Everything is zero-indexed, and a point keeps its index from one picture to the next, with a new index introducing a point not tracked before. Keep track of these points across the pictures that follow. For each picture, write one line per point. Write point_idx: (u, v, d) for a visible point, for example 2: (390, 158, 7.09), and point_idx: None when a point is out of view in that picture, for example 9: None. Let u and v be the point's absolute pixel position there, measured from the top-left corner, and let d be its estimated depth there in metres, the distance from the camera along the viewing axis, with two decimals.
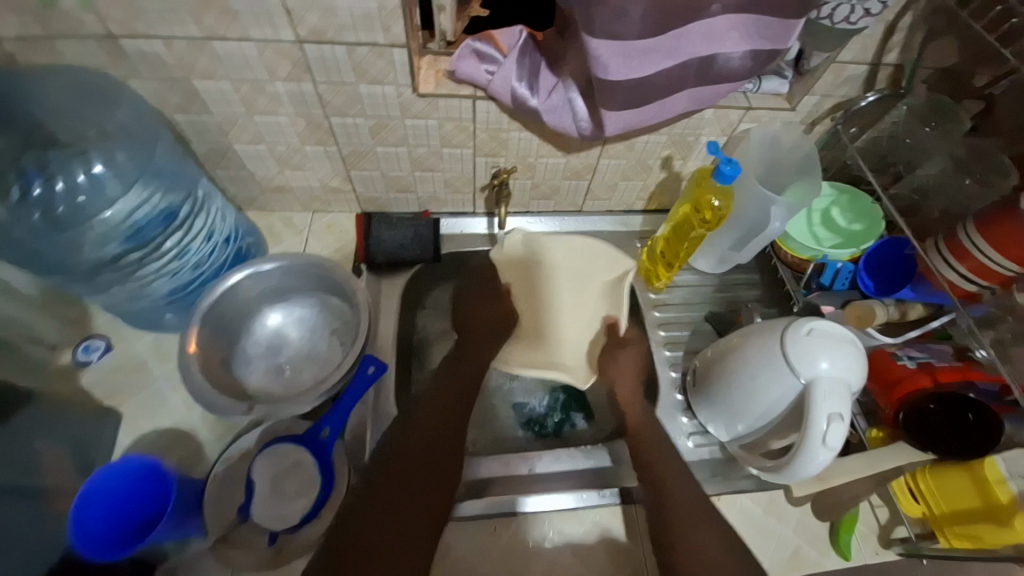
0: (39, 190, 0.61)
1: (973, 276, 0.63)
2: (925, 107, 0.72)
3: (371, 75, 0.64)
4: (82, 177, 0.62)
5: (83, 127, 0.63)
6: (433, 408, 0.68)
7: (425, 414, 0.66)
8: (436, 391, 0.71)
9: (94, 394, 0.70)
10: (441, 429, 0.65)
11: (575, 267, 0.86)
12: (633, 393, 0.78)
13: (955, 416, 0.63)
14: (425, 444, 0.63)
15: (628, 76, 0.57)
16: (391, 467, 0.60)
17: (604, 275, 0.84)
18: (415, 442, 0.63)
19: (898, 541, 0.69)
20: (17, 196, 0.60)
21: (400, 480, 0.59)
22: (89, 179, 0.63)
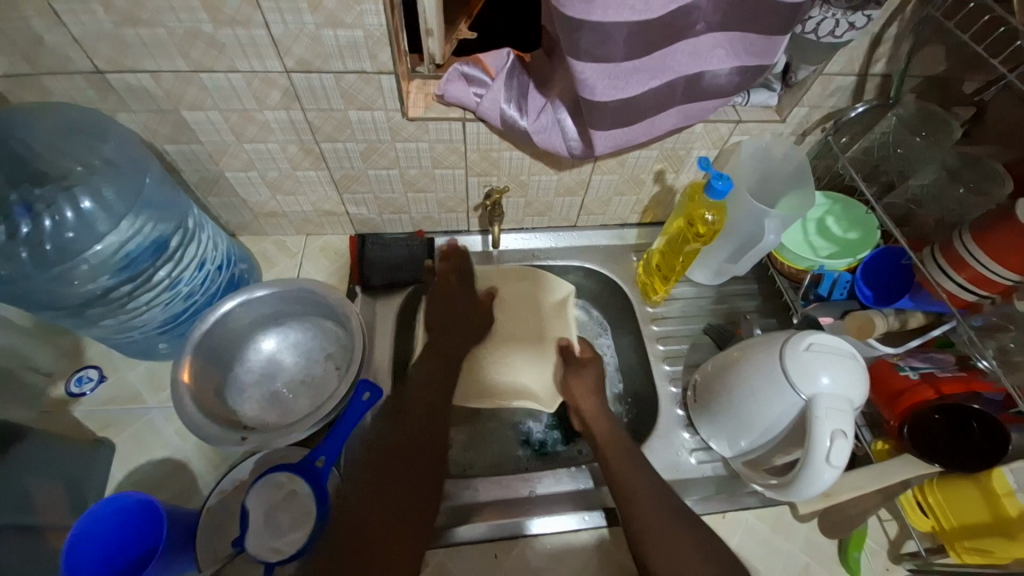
0: (27, 229, 0.59)
1: (972, 286, 0.62)
2: (915, 117, 0.72)
3: (360, 101, 0.64)
4: (70, 214, 0.61)
5: (70, 162, 0.62)
6: (416, 416, 0.71)
7: (406, 422, 0.70)
8: (418, 396, 0.74)
9: (88, 426, 0.69)
10: (422, 437, 0.69)
11: (520, 290, 0.87)
12: (597, 407, 0.74)
13: (959, 427, 0.62)
14: (407, 451, 0.67)
15: (614, 97, 0.58)
16: (377, 474, 0.64)
17: (545, 298, 0.86)
18: (398, 449, 0.67)
19: (908, 556, 0.67)
20: (6, 235, 0.58)
21: (388, 482, 0.64)
22: (78, 215, 0.61)
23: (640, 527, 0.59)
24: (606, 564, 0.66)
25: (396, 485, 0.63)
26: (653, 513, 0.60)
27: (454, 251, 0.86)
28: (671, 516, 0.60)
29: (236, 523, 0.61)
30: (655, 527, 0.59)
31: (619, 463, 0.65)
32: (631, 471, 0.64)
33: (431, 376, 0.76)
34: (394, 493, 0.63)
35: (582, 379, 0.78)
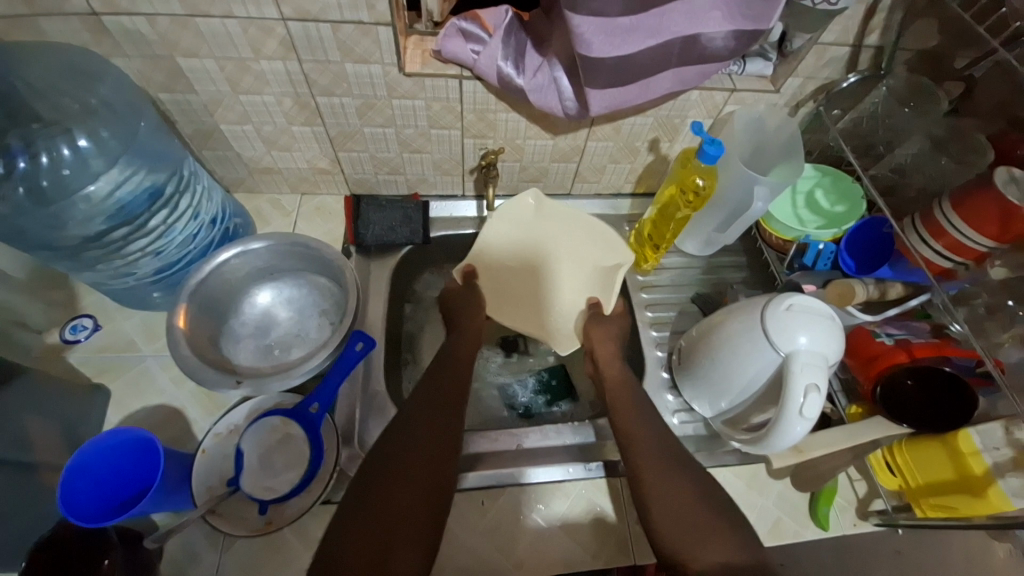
0: (24, 164, 0.59)
1: (949, 253, 0.65)
2: (905, 89, 0.73)
3: (357, 54, 0.64)
4: (67, 151, 0.61)
5: (67, 101, 0.61)
6: (432, 433, 0.62)
7: (418, 436, 0.61)
8: (437, 414, 0.65)
9: (84, 373, 0.70)
10: (450, 423, 0.64)
11: (582, 246, 0.86)
12: (601, 346, 0.78)
13: (931, 390, 0.65)
14: (418, 478, 0.56)
15: (610, 54, 0.58)
16: (398, 470, 0.56)
17: (598, 255, 0.84)
18: (400, 474, 0.56)
19: (876, 513, 0.70)
20: (2, 171, 0.58)
21: (419, 438, 0.61)
22: (75, 152, 0.61)
23: (647, 474, 0.61)
24: (588, 513, 0.69)
25: (419, 476, 0.57)
26: (659, 469, 0.61)
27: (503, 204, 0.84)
28: (681, 477, 0.61)
29: (232, 464, 0.62)
30: (630, 418, 0.68)
31: (625, 429, 0.67)
32: (628, 408, 0.69)
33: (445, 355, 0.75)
34: (388, 531, 0.51)
35: (603, 329, 0.79)
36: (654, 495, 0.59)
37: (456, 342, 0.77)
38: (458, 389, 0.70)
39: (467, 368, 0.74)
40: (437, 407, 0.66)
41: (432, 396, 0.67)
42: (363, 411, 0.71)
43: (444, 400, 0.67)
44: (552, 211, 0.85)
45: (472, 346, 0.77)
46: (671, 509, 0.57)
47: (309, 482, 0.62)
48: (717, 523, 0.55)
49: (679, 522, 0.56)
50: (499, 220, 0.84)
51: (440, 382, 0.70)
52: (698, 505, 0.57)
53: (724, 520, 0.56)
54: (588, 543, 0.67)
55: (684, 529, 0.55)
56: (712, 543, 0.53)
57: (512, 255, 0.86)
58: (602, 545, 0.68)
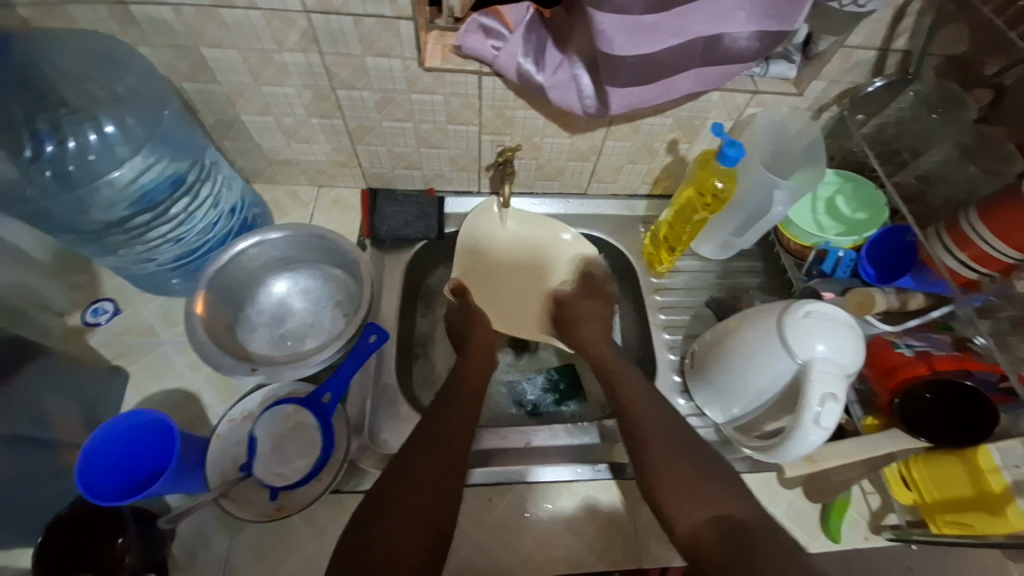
0: (51, 149, 0.61)
1: (973, 263, 0.63)
2: (933, 94, 0.71)
3: (378, 48, 0.65)
4: (94, 137, 0.62)
5: (91, 88, 0.62)
6: (443, 444, 0.62)
7: (429, 446, 0.61)
8: (451, 425, 0.64)
9: (104, 354, 0.71)
10: (464, 427, 0.65)
11: (554, 246, 0.88)
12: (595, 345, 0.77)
13: (951, 402, 0.63)
14: (425, 491, 0.57)
15: (632, 52, 0.58)
16: (411, 472, 0.58)
17: (569, 255, 0.87)
18: (413, 478, 0.57)
19: (888, 527, 0.69)
20: (30, 154, 0.59)
21: (431, 441, 0.62)
22: (101, 139, 0.63)
23: (643, 437, 0.63)
24: (595, 514, 0.69)
25: (430, 480, 0.58)
26: (654, 431, 0.64)
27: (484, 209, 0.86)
28: (676, 438, 0.63)
29: (245, 450, 0.64)
30: (625, 380, 0.70)
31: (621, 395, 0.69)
32: (622, 374, 0.71)
33: (455, 373, 0.74)
34: (393, 536, 0.52)
35: (589, 327, 0.80)
36: (649, 456, 0.62)
37: (468, 359, 0.76)
38: (471, 394, 0.70)
39: (484, 382, 0.74)
40: (452, 419, 0.65)
41: (449, 401, 0.68)
42: (375, 402, 0.72)
43: (459, 411, 0.67)
44: (519, 215, 0.86)
45: (485, 364, 0.76)
46: (667, 469, 0.60)
47: (319, 471, 0.63)
48: (711, 481, 0.58)
49: (674, 480, 0.59)
50: (476, 220, 0.86)
51: (458, 387, 0.71)
52: (693, 465, 0.59)
53: (718, 476, 0.59)
54: (594, 543, 0.67)
55: (679, 487, 0.58)
56: (705, 500, 0.56)
57: (494, 253, 0.88)
58: (608, 546, 0.67)
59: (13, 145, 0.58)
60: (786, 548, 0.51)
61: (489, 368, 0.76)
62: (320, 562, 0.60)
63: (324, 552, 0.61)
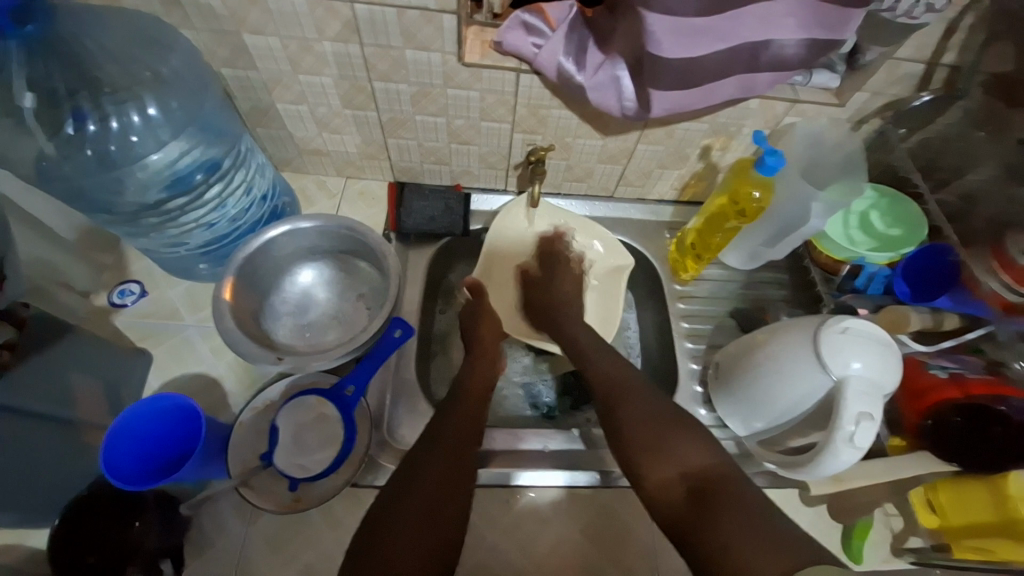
0: (93, 128, 0.60)
1: (1016, 285, 0.63)
2: (981, 111, 0.69)
3: (418, 40, 0.64)
4: (137, 119, 0.62)
5: (136, 69, 0.61)
6: (456, 448, 0.61)
7: (442, 449, 0.60)
8: (463, 430, 0.63)
9: (128, 336, 0.72)
10: (471, 431, 0.64)
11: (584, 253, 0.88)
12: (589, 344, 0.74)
13: (980, 427, 0.63)
14: (437, 493, 0.55)
15: (679, 55, 0.57)
16: (422, 474, 0.57)
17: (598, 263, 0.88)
18: (424, 482, 0.56)
19: (910, 550, 0.66)
20: (72, 131, 0.59)
21: (440, 445, 0.61)
22: (144, 120, 0.62)
23: (619, 399, 0.64)
24: (611, 520, 0.68)
25: (439, 483, 0.56)
26: (630, 395, 0.64)
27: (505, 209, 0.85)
28: (649, 402, 0.63)
29: (265, 440, 0.63)
30: (593, 350, 0.73)
31: (598, 367, 0.70)
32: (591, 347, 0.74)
33: (458, 384, 0.71)
34: (402, 538, 0.50)
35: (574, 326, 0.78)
36: (624, 417, 0.62)
37: (473, 372, 0.73)
38: (478, 399, 0.70)
39: (485, 392, 0.72)
40: (462, 423, 0.64)
41: (457, 404, 0.67)
42: (394, 399, 0.71)
43: (469, 415, 0.66)
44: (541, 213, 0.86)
45: (488, 381, 0.74)
46: (634, 425, 0.60)
47: (340, 464, 0.63)
48: (683, 437, 0.57)
49: (646, 437, 0.58)
50: (504, 217, 0.85)
51: (466, 390, 0.70)
52: (667, 427, 0.59)
53: (692, 433, 0.57)
54: (610, 551, 0.66)
55: (649, 442, 0.58)
56: (677, 456, 0.55)
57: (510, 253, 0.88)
58: (623, 554, 0.66)
59: (55, 119, 0.58)
60: (753, 501, 0.49)
61: (490, 386, 0.73)
62: (335, 555, 0.60)
63: (339, 546, 0.60)
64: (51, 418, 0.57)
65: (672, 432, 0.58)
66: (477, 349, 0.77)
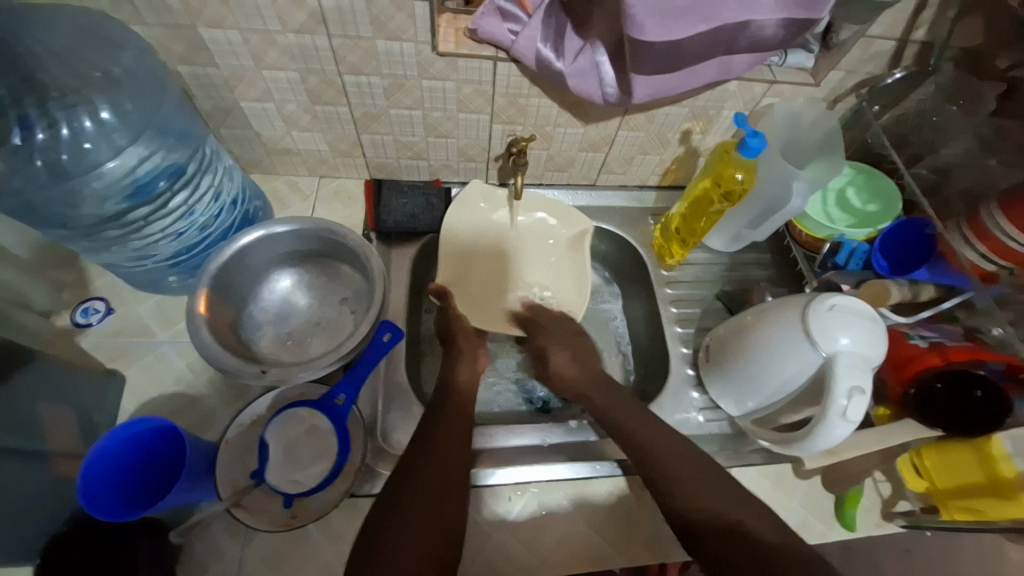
0: (42, 136, 0.55)
1: (992, 255, 0.65)
2: (952, 85, 0.71)
3: (390, 30, 0.61)
4: (89, 124, 0.57)
5: (87, 68, 0.57)
6: (449, 449, 0.60)
7: (435, 450, 0.59)
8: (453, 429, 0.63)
9: (97, 357, 0.67)
10: (461, 430, 0.63)
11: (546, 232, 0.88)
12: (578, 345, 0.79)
13: (962, 394, 0.64)
14: (432, 493, 0.54)
15: (662, 38, 0.56)
16: (415, 475, 0.56)
17: (561, 233, 0.87)
18: (417, 482, 0.55)
19: (900, 514, 0.70)
20: (19, 141, 0.54)
21: (431, 445, 0.60)
22: (97, 125, 0.58)
23: (634, 432, 0.65)
24: (613, 509, 0.68)
25: (433, 482, 0.55)
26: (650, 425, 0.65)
27: (466, 195, 0.83)
28: (667, 433, 0.64)
29: (255, 456, 0.60)
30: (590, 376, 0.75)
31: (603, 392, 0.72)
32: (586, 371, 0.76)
33: (445, 380, 0.71)
34: (399, 540, 0.49)
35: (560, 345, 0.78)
36: (642, 449, 0.63)
37: (461, 367, 0.74)
38: (464, 398, 0.69)
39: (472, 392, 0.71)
40: (453, 422, 0.64)
41: (444, 405, 0.66)
42: (386, 402, 0.70)
43: (458, 414, 0.66)
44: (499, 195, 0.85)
45: (474, 375, 0.74)
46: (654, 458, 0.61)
47: (335, 477, 0.60)
48: (711, 474, 0.58)
49: (674, 468, 0.60)
50: (466, 207, 0.84)
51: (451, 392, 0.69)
52: (691, 461, 0.60)
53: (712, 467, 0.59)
54: (615, 540, 0.66)
55: (674, 476, 0.59)
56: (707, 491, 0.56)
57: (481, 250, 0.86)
58: (628, 542, 0.66)
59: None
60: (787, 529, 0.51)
61: (477, 379, 0.73)
62: (337, 569, 0.58)
63: (341, 560, 0.59)
64: (21, 451, 0.53)
65: (694, 467, 0.59)
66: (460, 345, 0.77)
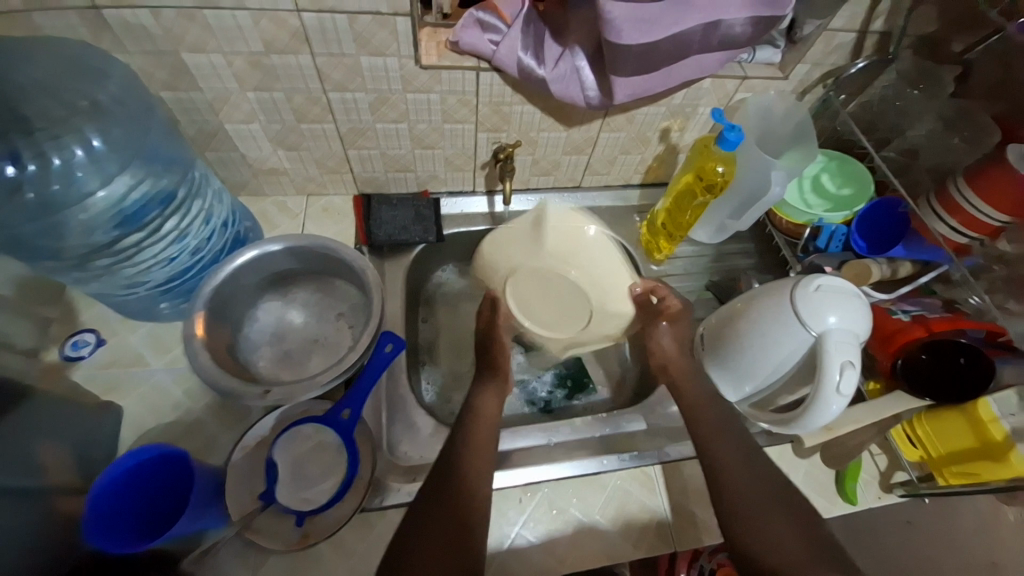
0: (33, 167, 0.55)
1: (964, 229, 0.69)
2: (913, 71, 0.75)
3: (373, 45, 0.62)
4: (80, 153, 0.57)
5: (74, 98, 0.57)
6: (469, 484, 0.59)
7: (457, 475, 0.59)
8: (468, 480, 0.59)
9: (91, 390, 0.66)
10: (482, 460, 0.62)
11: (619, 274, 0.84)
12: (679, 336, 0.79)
13: (947, 362, 0.66)
14: (450, 531, 0.54)
15: (639, 41, 0.58)
16: (430, 514, 0.55)
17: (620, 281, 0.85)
18: (434, 521, 0.55)
19: (899, 484, 0.73)
20: (11, 174, 0.54)
21: (446, 479, 0.59)
22: (87, 153, 0.57)
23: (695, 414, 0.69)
24: (624, 505, 0.68)
25: (449, 522, 0.55)
26: (726, 439, 0.65)
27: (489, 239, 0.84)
28: (741, 450, 0.64)
29: (264, 476, 0.60)
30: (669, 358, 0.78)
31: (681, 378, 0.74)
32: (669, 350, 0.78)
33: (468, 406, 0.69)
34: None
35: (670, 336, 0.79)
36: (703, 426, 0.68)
37: (484, 397, 0.71)
38: (489, 424, 0.67)
39: (497, 425, 0.68)
40: (470, 468, 0.61)
41: (465, 433, 0.65)
42: (391, 415, 0.70)
43: (481, 444, 0.64)
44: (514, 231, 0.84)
45: (498, 406, 0.70)
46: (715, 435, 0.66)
47: (345, 492, 0.60)
48: (754, 463, 0.63)
49: (742, 487, 0.60)
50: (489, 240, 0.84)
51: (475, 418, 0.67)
52: (759, 481, 0.61)
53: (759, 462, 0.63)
54: (628, 533, 0.67)
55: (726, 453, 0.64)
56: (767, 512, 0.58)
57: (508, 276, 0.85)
58: (639, 534, 0.67)
59: None
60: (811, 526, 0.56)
61: (501, 410, 0.70)
62: None
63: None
64: (18, 490, 0.52)
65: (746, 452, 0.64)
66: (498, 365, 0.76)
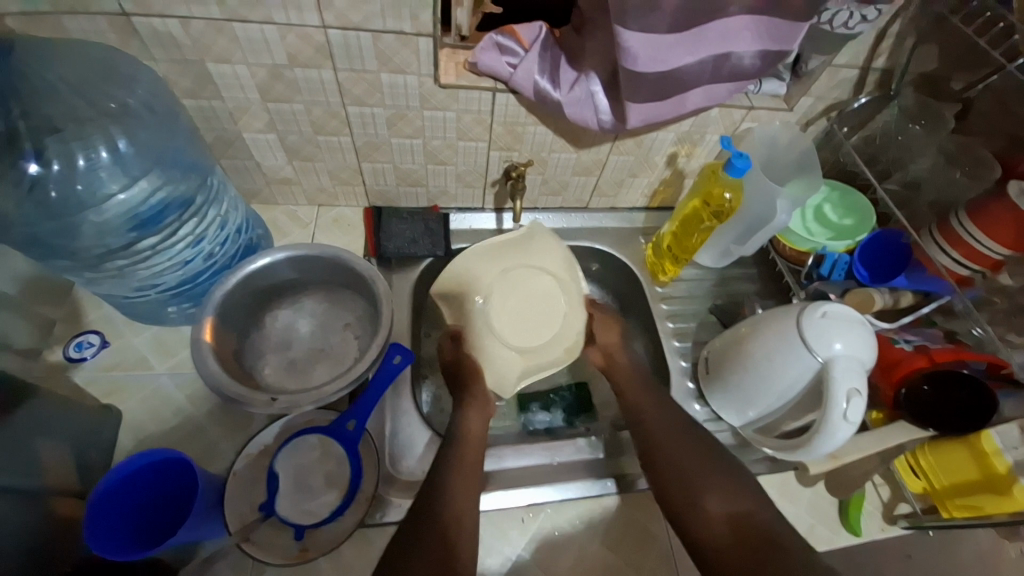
0: (58, 167, 0.56)
1: (966, 260, 0.70)
2: (914, 107, 0.78)
3: (395, 63, 0.64)
4: (105, 155, 0.58)
5: (101, 101, 0.59)
6: (456, 512, 0.57)
7: (443, 506, 0.57)
8: (458, 504, 0.58)
9: (91, 392, 0.65)
10: (468, 486, 0.61)
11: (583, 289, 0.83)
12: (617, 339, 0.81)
13: (950, 394, 0.67)
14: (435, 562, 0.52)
15: (653, 69, 0.61)
16: (417, 544, 0.54)
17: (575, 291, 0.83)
18: (418, 553, 0.53)
19: (903, 516, 0.71)
20: (35, 173, 0.55)
21: (432, 507, 0.57)
22: (113, 156, 0.59)
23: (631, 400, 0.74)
24: (626, 527, 0.68)
25: (434, 552, 0.53)
26: (661, 420, 0.70)
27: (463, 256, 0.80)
28: (673, 422, 0.69)
29: (264, 487, 0.60)
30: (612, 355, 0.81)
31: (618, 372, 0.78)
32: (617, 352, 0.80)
33: (455, 429, 0.67)
34: None
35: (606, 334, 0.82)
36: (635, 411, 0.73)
37: (470, 421, 0.69)
38: (475, 451, 0.65)
39: (483, 448, 0.67)
40: (460, 492, 0.60)
41: (450, 459, 0.63)
42: (394, 428, 0.69)
43: (468, 472, 0.62)
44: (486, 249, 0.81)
45: (484, 428, 0.69)
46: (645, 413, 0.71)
47: (347, 506, 0.60)
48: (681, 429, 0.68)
49: (671, 455, 0.66)
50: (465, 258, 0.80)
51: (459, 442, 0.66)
52: (686, 449, 0.66)
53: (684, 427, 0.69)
54: (629, 557, 0.66)
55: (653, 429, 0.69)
56: (719, 497, 0.61)
57: (477, 291, 0.81)
58: (642, 558, 0.66)
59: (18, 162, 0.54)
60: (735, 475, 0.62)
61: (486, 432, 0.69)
62: None
63: None
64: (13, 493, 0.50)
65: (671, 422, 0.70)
66: (475, 387, 0.74)
